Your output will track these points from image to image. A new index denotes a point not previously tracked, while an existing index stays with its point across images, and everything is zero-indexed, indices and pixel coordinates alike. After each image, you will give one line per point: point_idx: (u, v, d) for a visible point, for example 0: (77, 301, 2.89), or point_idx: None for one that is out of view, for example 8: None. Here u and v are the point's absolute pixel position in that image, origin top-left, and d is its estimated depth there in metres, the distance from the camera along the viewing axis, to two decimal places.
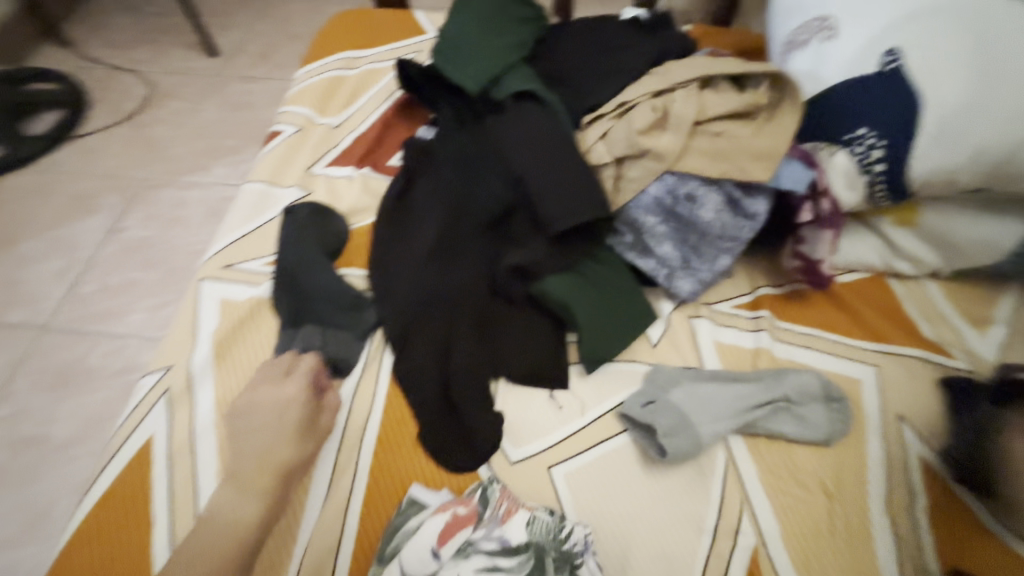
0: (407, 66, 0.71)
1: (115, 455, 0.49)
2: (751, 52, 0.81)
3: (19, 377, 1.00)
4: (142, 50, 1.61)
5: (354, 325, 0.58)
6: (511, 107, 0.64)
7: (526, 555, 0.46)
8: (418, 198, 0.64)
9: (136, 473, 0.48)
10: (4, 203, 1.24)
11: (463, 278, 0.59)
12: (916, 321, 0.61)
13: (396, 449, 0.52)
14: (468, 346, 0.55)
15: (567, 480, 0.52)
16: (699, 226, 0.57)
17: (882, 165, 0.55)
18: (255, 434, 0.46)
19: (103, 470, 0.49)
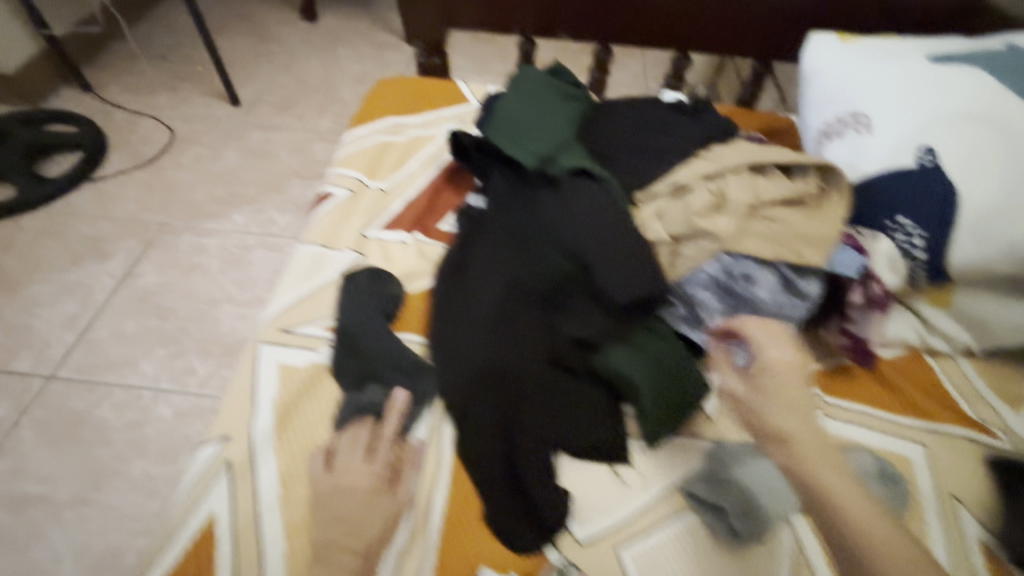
0: (462, 139, 0.76)
1: (177, 534, 0.48)
2: (777, 133, 0.87)
3: (24, 429, 0.96)
4: (163, 96, 1.64)
5: (415, 395, 0.57)
6: (567, 182, 0.67)
7: None
8: (475, 266, 0.66)
9: (200, 555, 0.47)
10: (17, 246, 1.23)
11: (522, 347, 0.59)
12: (956, 399, 0.63)
13: (464, 530, 0.51)
14: (531, 420, 0.55)
15: (635, 562, 0.51)
16: (754, 303, 0.59)
17: (923, 252, 0.58)
18: (346, 505, 0.48)
19: (164, 551, 0.48)
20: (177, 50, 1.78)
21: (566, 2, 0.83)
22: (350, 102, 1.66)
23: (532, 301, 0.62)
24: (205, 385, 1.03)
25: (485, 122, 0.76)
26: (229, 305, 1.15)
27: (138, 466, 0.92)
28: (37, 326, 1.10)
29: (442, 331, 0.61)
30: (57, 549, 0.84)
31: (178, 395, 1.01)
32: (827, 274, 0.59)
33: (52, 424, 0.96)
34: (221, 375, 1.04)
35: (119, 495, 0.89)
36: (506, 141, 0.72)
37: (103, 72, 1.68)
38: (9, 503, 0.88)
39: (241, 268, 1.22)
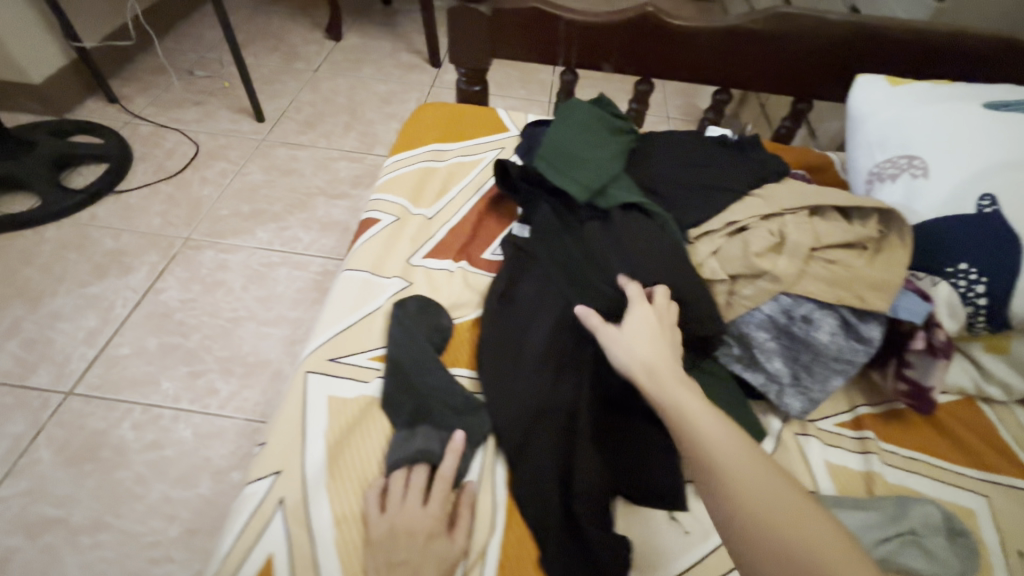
0: (509, 167, 0.75)
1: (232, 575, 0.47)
2: (818, 168, 0.87)
3: (42, 448, 0.93)
4: (189, 110, 1.64)
5: (469, 432, 0.56)
6: (619, 217, 0.67)
7: None
8: (524, 299, 0.65)
9: None
10: (39, 257, 1.22)
11: (574, 387, 0.57)
12: (1014, 448, 0.62)
13: None
14: (591, 465, 0.52)
15: None
16: (813, 346, 0.58)
17: (985, 299, 0.57)
18: (406, 551, 0.46)
19: None
20: (204, 65, 1.79)
21: (612, 38, 0.84)
22: (375, 122, 1.67)
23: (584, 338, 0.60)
24: (227, 405, 1.01)
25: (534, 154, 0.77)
26: (252, 322, 1.14)
27: (158, 489, 0.90)
28: (57, 340, 1.08)
29: (493, 368, 0.60)
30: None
31: (199, 415, 0.99)
32: (888, 318, 0.58)
33: (72, 443, 0.94)
34: (244, 396, 1.02)
35: (137, 519, 0.87)
36: (553, 171, 0.72)
37: (130, 84, 1.69)
38: (25, 525, 0.85)
39: (264, 285, 1.20)
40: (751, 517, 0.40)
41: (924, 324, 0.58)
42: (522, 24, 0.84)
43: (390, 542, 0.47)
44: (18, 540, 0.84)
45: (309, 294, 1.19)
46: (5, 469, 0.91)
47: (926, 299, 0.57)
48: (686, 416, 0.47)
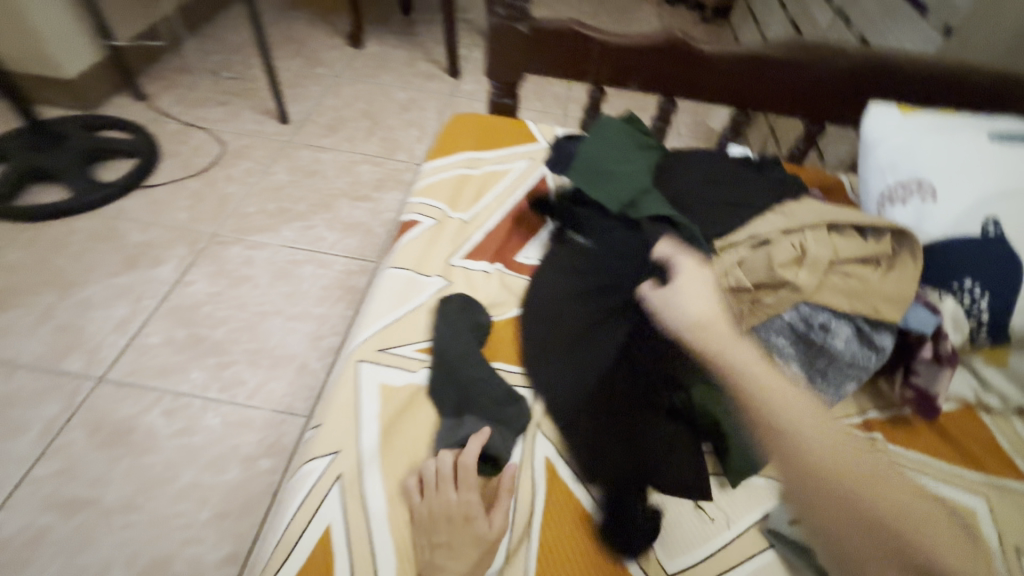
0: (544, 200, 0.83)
1: (296, 543, 0.50)
2: (831, 189, 0.93)
3: (74, 431, 0.96)
4: (214, 110, 1.68)
5: (510, 421, 0.60)
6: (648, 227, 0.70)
7: None
8: (559, 299, 0.70)
9: (320, 564, 0.49)
10: (70, 246, 1.24)
11: (632, 381, 0.61)
12: (1011, 454, 0.66)
13: (556, 557, 0.52)
14: (617, 456, 0.57)
15: None
16: (830, 352, 0.63)
17: (987, 314, 0.63)
18: (448, 535, 0.50)
19: (283, 559, 0.49)
20: (229, 67, 1.84)
21: (642, 60, 0.90)
22: (396, 128, 1.72)
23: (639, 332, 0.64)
24: (255, 396, 1.04)
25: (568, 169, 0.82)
26: (278, 317, 1.17)
27: (188, 475, 0.93)
28: (88, 328, 1.11)
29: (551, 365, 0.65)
30: (107, 556, 0.84)
31: (228, 405, 1.02)
32: (899, 328, 0.63)
33: (104, 427, 0.97)
34: (272, 388, 1.05)
35: (168, 503, 0.89)
36: (588, 185, 0.77)
37: (157, 82, 1.73)
38: (58, 504, 0.88)
39: (290, 282, 1.24)
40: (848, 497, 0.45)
41: (931, 336, 0.63)
42: (560, 43, 0.89)
43: (430, 524, 0.50)
44: (52, 519, 0.86)
45: (334, 293, 1.23)
46: (38, 450, 0.93)
47: (934, 312, 0.62)
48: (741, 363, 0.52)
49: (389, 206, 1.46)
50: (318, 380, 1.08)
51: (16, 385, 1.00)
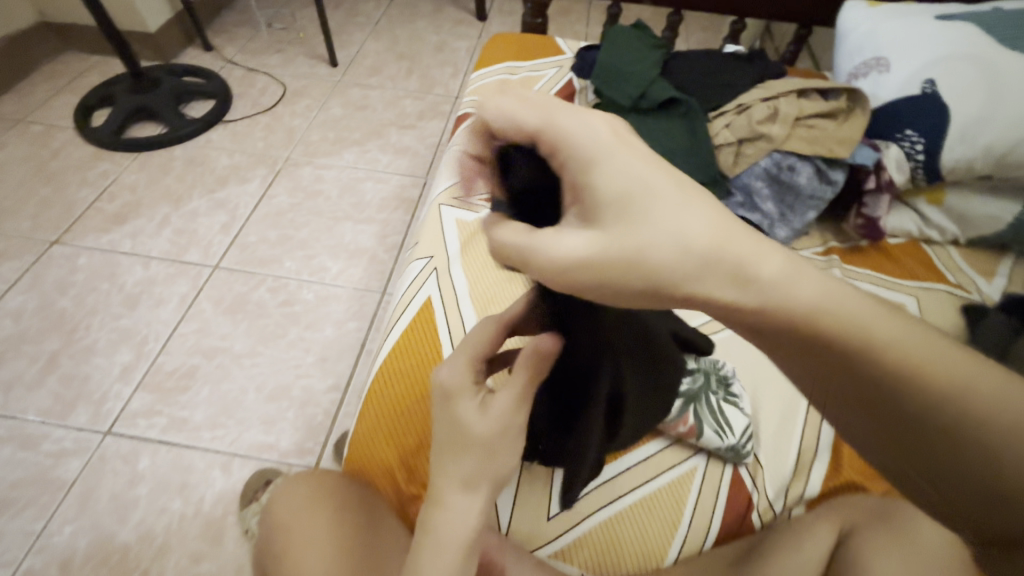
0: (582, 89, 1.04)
1: (410, 305, 0.74)
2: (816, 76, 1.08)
3: (203, 302, 1.22)
4: (273, 57, 1.89)
5: None
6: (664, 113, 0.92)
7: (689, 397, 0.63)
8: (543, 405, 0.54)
9: (425, 316, 0.72)
10: (173, 170, 1.49)
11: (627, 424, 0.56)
12: (942, 271, 0.86)
13: None
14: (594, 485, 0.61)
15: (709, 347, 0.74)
16: (796, 187, 0.84)
17: (922, 155, 0.82)
18: (468, 458, 0.44)
19: (404, 313, 0.74)
20: (280, 20, 2.03)
21: None
22: (433, 68, 1.90)
23: (591, 330, 0.48)
24: (338, 278, 1.28)
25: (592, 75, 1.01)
26: (349, 221, 1.40)
27: (295, 331, 1.18)
28: (199, 231, 1.36)
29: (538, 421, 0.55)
30: (243, 384, 1.10)
31: (317, 284, 1.27)
32: (849, 165, 0.83)
33: (225, 301, 1.23)
34: (350, 273, 1.29)
35: (282, 351, 1.15)
36: (606, 81, 0.96)
37: (221, 35, 1.94)
38: (201, 351, 1.14)
39: (356, 194, 1.47)
40: (926, 399, 0.33)
41: (875, 171, 0.83)
42: None
43: (455, 447, 0.44)
44: (199, 360, 1.13)
45: (392, 203, 1.45)
46: (179, 315, 1.20)
47: (875, 149, 0.83)
48: (799, 301, 0.34)
49: (432, 133, 1.66)
50: (387, 267, 1.31)
51: (152, 272, 1.27)
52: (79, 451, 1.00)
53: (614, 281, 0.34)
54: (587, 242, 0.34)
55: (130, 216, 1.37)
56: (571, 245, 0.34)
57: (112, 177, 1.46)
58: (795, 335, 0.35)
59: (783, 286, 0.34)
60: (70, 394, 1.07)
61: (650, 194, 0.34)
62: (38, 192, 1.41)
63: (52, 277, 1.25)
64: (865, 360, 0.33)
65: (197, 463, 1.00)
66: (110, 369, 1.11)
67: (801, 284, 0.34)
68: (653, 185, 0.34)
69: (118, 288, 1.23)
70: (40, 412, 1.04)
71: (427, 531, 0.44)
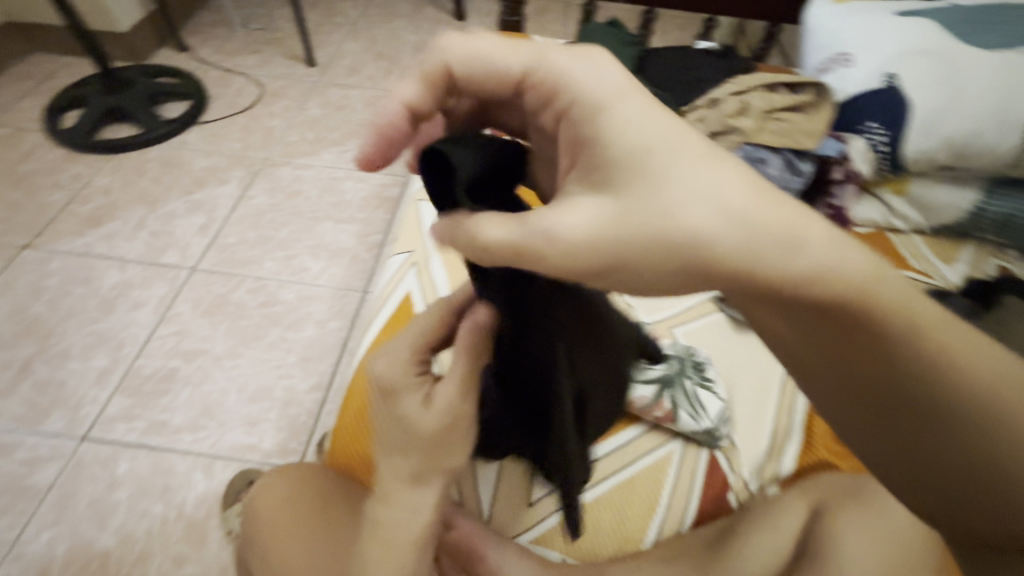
0: None
1: (389, 301, 0.75)
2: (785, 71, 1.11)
3: (181, 304, 1.21)
4: (249, 57, 1.87)
5: None
6: None
7: (666, 384, 0.65)
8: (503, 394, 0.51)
9: (404, 311, 0.73)
10: (148, 172, 1.47)
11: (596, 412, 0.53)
12: (909, 258, 0.89)
13: None
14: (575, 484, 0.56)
15: (686, 336, 0.76)
16: (767, 178, 0.84)
17: (886, 147, 0.85)
18: (415, 457, 0.49)
19: (384, 308, 0.75)
20: (256, 20, 2.01)
21: None
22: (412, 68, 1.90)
23: (543, 323, 0.43)
24: (319, 278, 1.28)
25: None
26: (329, 221, 1.39)
27: (276, 331, 1.18)
28: (176, 232, 1.34)
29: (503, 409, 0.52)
30: (223, 385, 1.09)
31: (298, 284, 1.26)
32: (816, 157, 0.86)
33: (203, 303, 1.21)
34: (331, 272, 1.29)
35: (263, 351, 1.14)
36: None
37: (195, 36, 1.91)
38: (180, 353, 1.13)
39: (336, 194, 1.46)
40: (939, 375, 0.35)
41: (840, 162, 0.87)
42: None
43: (407, 447, 0.49)
44: (178, 363, 1.12)
45: (372, 202, 1.45)
46: (156, 318, 1.18)
47: (840, 142, 0.87)
48: (847, 273, 0.33)
49: None
50: (368, 266, 1.31)
51: (128, 275, 1.25)
52: (55, 458, 0.98)
53: (636, 254, 0.33)
54: (604, 212, 0.33)
55: (104, 219, 1.35)
56: (585, 217, 0.33)
57: (84, 180, 1.43)
58: (844, 315, 0.33)
59: (836, 261, 0.32)
60: (45, 400, 1.05)
61: (679, 158, 0.33)
62: (8, 195, 1.38)
63: (24, 282, 1.22)
64: (896, 336, 0.34)
65: (178, 466, 0.98)
66: (86, 374, 1.09)
67: (851, 261, 0.33)
68: (679, 150, 0.33)
69: (93, 292, 1.21)
70: (14, 419, 1.02)
71: (381, 524, 0.51)
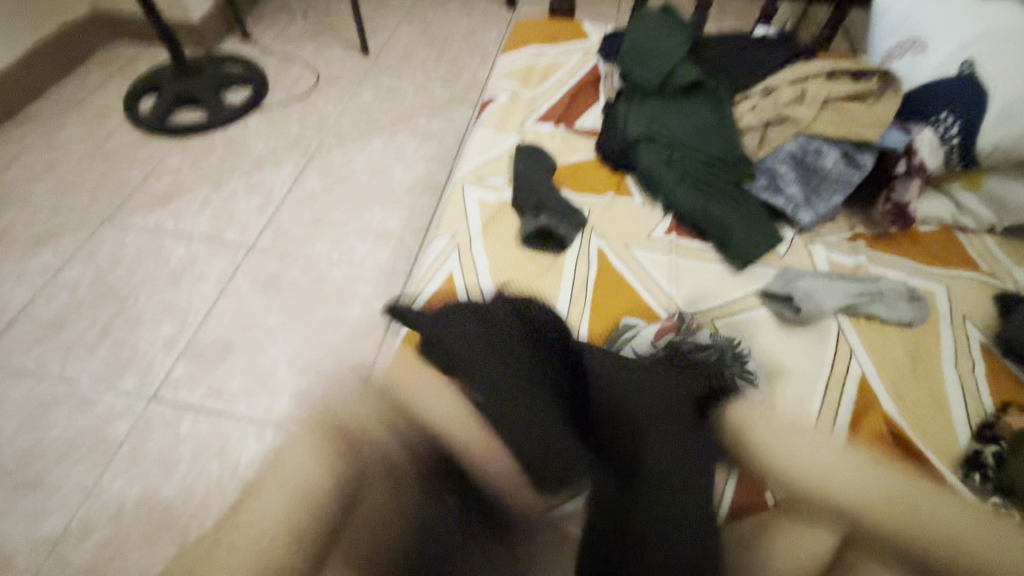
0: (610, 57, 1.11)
1: (431, 281, 0.82)
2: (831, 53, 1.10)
3: (240, 278, 1.29)
4: (307, 45, 1.94)
5: (576, 221, 0.88)
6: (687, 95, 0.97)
7: (712, 350, 0.72)
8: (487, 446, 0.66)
9: (446, 293, 0.80)
10: (213, 153, 1.56)
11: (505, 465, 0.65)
12: (977, 260, 0.84)
13: (619, 292, 0.81)
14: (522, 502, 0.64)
15: (725, 329, 0.78)
16: (821, 171, 0.87)
17: (957, 138, 0.82)
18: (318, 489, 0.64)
19: (424, 289, 0.81)
20: (315, 9, 2.08)
21: None
22: (462, 55, 1.92)
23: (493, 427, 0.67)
24: (366, 259, 1.32)
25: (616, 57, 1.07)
26: (377, 205, 1.44)
27: (324, 309, 1.23)
28: (237, 211, 1.42)
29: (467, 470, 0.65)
30: (276, 356, 1.16)
31: (347, 265, 1.31)
32: (878, 149, 0.87)
33: (260, 279, 1.29)
34: (378, 255, 1.33)
35: (313, 326, 1.20)
36: (632, 65, 1.00)
37: (258, 25, 2.00)
38: (238, 325, 1.20)
39: (384, 178, 1.51)
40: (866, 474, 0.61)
41: (905, 153, 0.85)
42: None
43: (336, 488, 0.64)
44: (235, 333, 1.19)
45: (419, 189, 1.48)
46: (217, 290, 1.26)
47: (906, 133, 0.86)
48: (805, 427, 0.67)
49: (460, 121, 1.68)
50: (413, 249, 1.35)
51: (194, 249, 1.34)
52: (127, 413, 1.08)
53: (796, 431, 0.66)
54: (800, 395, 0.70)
55: (174, 196, 1.45)
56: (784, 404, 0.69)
57: (157, 160, 1.54)
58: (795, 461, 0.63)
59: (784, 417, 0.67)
60: (120, 361, 1.15)
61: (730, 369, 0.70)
62: (92, 171, 1.50)
63: (104, 252, 1.33)
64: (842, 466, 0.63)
65: (233, 429, 1.06)
66: (155, 338, 1.18)
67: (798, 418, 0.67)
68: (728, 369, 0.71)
69: (162, 265, 1.31)
70: (93, 375, 1.13)
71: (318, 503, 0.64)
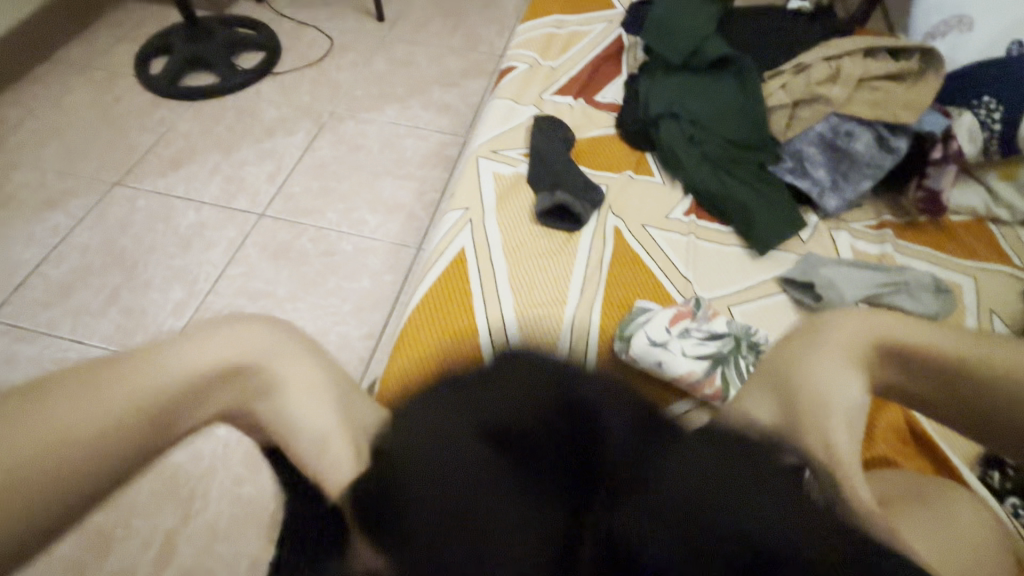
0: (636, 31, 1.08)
1: (442, 255, 0.80)
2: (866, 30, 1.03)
3: (249, 247, 1.28)
4: (321, 10, 1.88)
5: (592, 198, 0.86)
6: (713, 70, 0.93)
7: (728, 339, 0.70)
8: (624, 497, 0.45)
9: (457, 267, 0.78)
10: (224, 119, 1.54)
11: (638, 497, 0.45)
12: (1009, 253, 0.81)
13: (634, 273, 0.79)
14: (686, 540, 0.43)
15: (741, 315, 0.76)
16: (852, 154, 0.84)
17: (999, 125, 0.82)
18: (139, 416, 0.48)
19: (435, 263, 0.79)
20: None
21: None
22: (479, 25, 1.86)
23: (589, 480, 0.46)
24: (376, 231, 1.31)
25: (641, 29, 1.03)
26: (388, 178, 1.41)
27: (333, 280, 1.22)
28: (247, 178, 1.41)
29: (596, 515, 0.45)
30: None
31: (357, 237, 1.30)
32: (915, 132, 0.83)
33: (269, 248, 1.28)
34: (387, 227, 1.32)
35: (322, 298, 1.20)
36: (657, 39, 0.97)
37: None
38: (247, 293, 1.20)
39: (396, 150, 1.48)
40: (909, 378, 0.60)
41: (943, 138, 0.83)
42: None
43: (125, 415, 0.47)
44: (243, 302, 1.19)
45: (430, 162, 1.45)
46: (226, 258, 1.26)
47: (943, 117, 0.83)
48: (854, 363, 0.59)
49: (475, 93, 1.63)
50: (424, 223, 1.33)
51: (204, 216, 1.33)
52: None
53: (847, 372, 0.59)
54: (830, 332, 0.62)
55: (184, 161, 1.44)
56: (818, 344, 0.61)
57: (168, 124, 1.52)
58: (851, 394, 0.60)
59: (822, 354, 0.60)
60: (130, 324, 1.15)
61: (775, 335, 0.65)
62: (102, 135, 1.49)
63: (114, 216, 1.33)
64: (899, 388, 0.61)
65: None
66: (164, 304, 1.18)
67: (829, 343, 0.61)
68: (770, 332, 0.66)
69: (172, 230, 1.30)
70: (103, 337, 1.13)
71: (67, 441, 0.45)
